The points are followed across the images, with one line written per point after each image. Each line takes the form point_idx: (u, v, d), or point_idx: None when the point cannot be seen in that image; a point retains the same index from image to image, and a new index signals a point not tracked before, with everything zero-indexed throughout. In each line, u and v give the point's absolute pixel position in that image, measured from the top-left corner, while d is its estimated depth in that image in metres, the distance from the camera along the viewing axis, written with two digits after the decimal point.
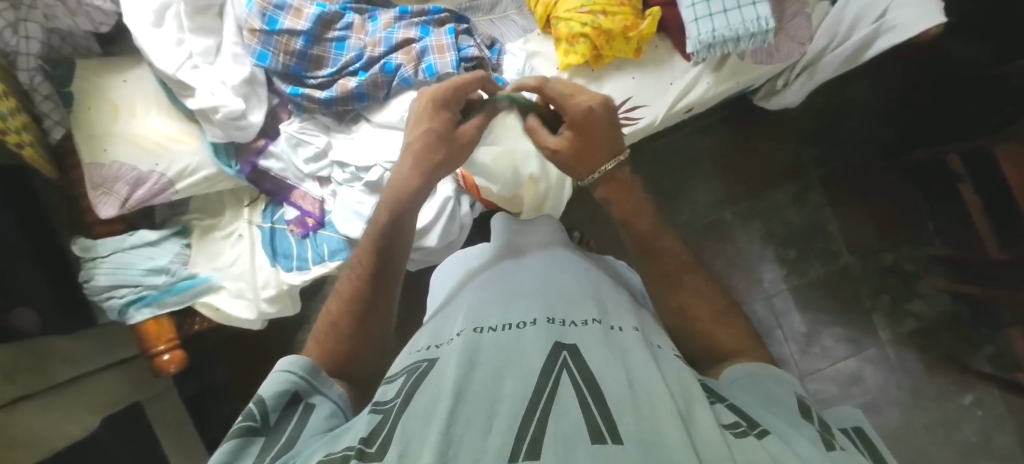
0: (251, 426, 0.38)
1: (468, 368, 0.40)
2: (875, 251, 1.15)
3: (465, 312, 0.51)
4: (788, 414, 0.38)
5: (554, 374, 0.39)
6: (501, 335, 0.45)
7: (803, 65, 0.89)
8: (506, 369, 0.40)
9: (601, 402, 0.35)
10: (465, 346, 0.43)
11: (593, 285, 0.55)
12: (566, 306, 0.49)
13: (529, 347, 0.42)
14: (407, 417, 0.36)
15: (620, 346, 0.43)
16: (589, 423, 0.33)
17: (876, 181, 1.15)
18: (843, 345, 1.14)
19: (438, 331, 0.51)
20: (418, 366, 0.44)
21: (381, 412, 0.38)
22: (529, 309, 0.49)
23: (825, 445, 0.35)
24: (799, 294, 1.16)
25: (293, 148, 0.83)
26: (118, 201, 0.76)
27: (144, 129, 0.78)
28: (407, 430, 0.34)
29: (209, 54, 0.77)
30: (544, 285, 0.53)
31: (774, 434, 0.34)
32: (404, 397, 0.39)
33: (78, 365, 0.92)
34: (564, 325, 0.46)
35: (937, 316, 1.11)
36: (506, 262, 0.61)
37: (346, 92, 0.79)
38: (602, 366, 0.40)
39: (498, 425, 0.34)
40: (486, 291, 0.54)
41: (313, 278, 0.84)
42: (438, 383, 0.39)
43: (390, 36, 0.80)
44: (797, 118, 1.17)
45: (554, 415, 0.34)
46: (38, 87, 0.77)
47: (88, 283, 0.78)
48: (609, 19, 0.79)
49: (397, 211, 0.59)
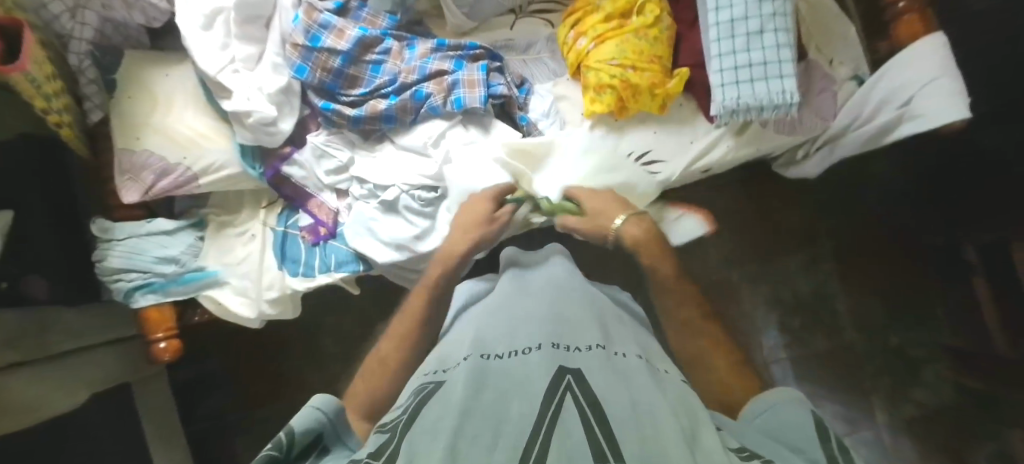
0: (273, 455, 0.39)
1: (473, 390, 0.41)
2: (881, 332, 1.14)
3: (472, 338, 0.52)
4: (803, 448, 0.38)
5: (559, 395, 0.40)
6: (507, 361, 0.46)
7: (825, 139, 0.90)
8: (512, 391, 0.41)
9: (603, 422, 0.36)
10: (470, 370, 0.44)
11: (598, 311, 0.56)
12: (570, 331, 0.51)
13: (532, 372, 0.44)
14: (412, 438, 0.37)
15: (623, 371, 0.44)
16: (593, 443, 0.34)
17: (886, 261, 1.15)
18: (839, 422, 1.11)
19: (445, 354, 0.52)
20: (425, 387, 0.46)
21: (386, 431, 0.41)
22: (534, 335, 0.50)
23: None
24: (798, 364, 1.14)
25: (317, 159, 0.85)
26: (142, 188, 0.78)
27: (178, 123, 0.81)
28: (413, 448, 0.36)
29: (251, 61, 0.80)
30: (552, 311, 0.54)
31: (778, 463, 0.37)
32: (411, 414, 0.41)
33: (78, 339, 0.92)
34: (568, 351, 0.47)
35: (941, 405, 1.09)
36: (513, 286, 0.62)
37: (375, 112, 0.81)
38: (605, 388, 0.41)
39: (503, 443, 0.36)
40: (493, 318, 0.55)
41: (317, 286, 0.86)
42: (444, 403, 0.40)
43: (424, 65, 0.82)
44: (814, 189, 1.18)
45: (558, 434, 0.35)
46: (85, 71, 0.81)
47: (99, 263, 0.79)
48: (637, 74, 0.81)
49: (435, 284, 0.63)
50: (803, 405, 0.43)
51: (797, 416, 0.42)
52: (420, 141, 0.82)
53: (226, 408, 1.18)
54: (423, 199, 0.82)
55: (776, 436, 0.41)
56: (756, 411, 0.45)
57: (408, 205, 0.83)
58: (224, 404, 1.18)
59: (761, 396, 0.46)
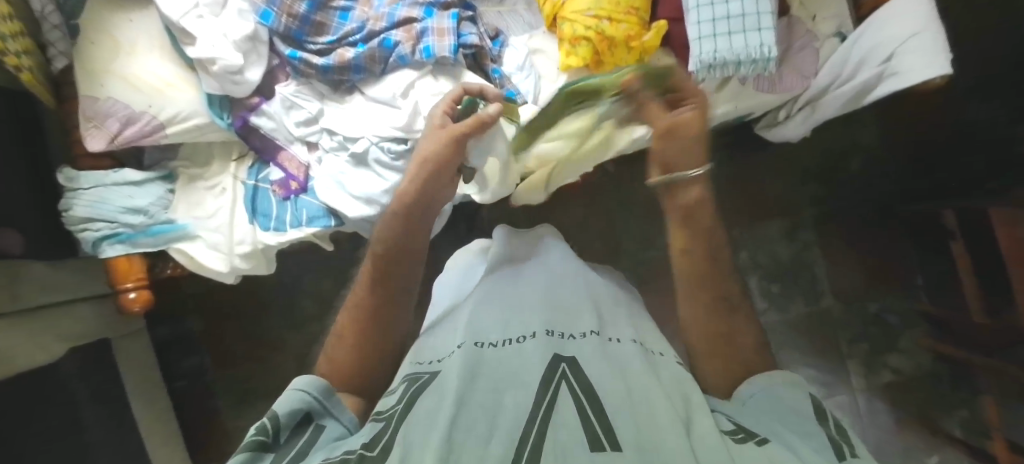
0: (263, 441, 0.39)
1: (469, 379, 0.40)
2: (860, 299, 1.15)
3: (467, 322, 0.51)
4: (801, 422, 0.40)
5: (554, 384, 0.39)
6: (502, 349, 0.45)
7: (806, 100, 0.89)
8: (507, 381, 0.41)
9: (599, 412, 0.36)
10: (465, 359, 0.43)
11: (591, 297, 0.56)
12: (563, 317, 0.51)
13: (527, 360, 0.43)
14: (409, 426, 0.36)
15: (618, 360, 0.44)
16: (588, 432, 0.34)
17: (866, 229, 1.15)
18: (816, 388, 1.13)
19: (440, 344, 0.51)
20: (419, 376, 0.45)
21: (383, 421, 0.39)
22: (529, 323, 0.49)
23: (835, 453, 0.36)
24: (776, 330, 1.15)
25: (286, 110, 0.83)
26: (107, 136, 0.77)
27: (143, 71, 0.80)
28: (408, 439, 0.35)
29: (216, 6, 0.77)
30: (545, 296, 0.54)
31: (774, 442, 0.36)
32: (406, 404, 0.40)
33: (53, 293, 0.93)
34: (563, 338, 0.47)
35: (915, 373, 1.12)
36: (505, 274, 0.60)
37: (343, 62, 0.79)
38: (600, 377, 0.40)
39: (500, 432, 0.35)
40: (487, 303, 0.54)
41: (289, 241, 0.86)
42: (438, 393, 0.39)
43: (393, 12, 0.80)
44: (801, 155, 1.16)
45: (554, 423, 0.35)
46: (48, 16, 0.78)
47: (66, 213, 0.79)
48: (613, 26, 0.79)
49: (387, 243, 0.55)
50: (797, 387, 0.45)
51: (795, 399, 0.43)
52: (389, 92, 0.80)
53: (207, 366, 1.19)
54: (393, 152, 0.80)
55: (774, 412, 0.42)
56: (760, 394, 0.45)
57: (378, 158, 0.81)
58: (205, 362, 1.19)
59: (761, 382, 0.46)
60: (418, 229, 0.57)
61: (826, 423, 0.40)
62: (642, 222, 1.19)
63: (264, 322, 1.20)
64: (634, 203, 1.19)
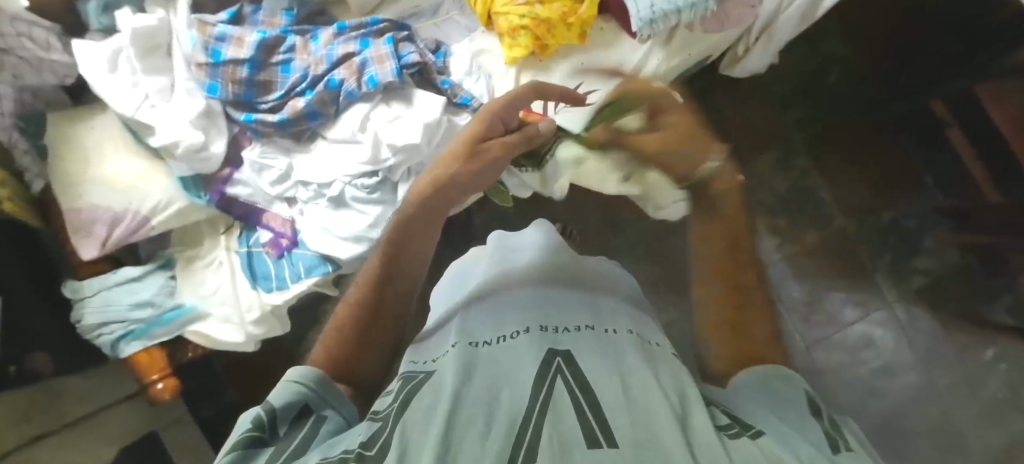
0: (256, 437, 0.36)
1: (464, 376, 0.40)
2: (871, 210, 1.12)
3: (459, 327, 0.51)
4: (798, 416, 0.37)
5: (549, 379, 0.39)
6: (496, 346, 0.46)
7: (759, 29, 0.87)
8: (502, 377, 0.41)
9: (595, 407, 0.36)
10: (460, 357, 0.44)
11: (584, 295, 0.56)
12: (557, 313, 0.51)
13: (520, 356, 0.43)
14: (404, 424, 0.36)
15: (613, 352, 0.44)
16: (585, 430, 0.33)
17: (859, 140, 1.13)
18: (850, 311, 1.11)
19: (436, 344, 0.52)
20: (415, 376, 0.45)
21: (378, 419, 0.38)
22: (521, 320, 0.50)
23: (833, 447, 0.33)
24: (795, 262, 1.13)
25: (257, 173, 0.85)
26: (98, 242, 0.80)
27: (115, 171, 0.82)
28: (404, 436, 0.34)
29: (166, 92, 0.80)
30: (541, 297, 0.54)
31: (769, 435, 0.34)
32: (400, 403, 0.39)
33: (88, 401, 1.00)
34: (556, 332, 0.47)
35: (946, 271, 1.09)
36: (503, 275, 0.61)
37: (297, 112, 0.80)
38: (594, 371, 0.40)
39: (495, 430, 0.34)
40: (482, 307, 0.55)
41: (293, 296, 0.88)
42: (434, 391, 0.39)
43: (331, 53, 0.81)
44: (772, 83, 1.15)
45: (549, 421, 0.34)
46: (17, 143, 0.81)
47: (79, 323, 0.82)
48: (547, 8, 0.79)
49: (407, 229, 0.55)
50: (794, 382, 0.40)
51: (792, 394, 0.39)
52: (347, 130, 0.81)
53: None
54: (366, 186, 0.81)
55: (767, 404, 0.38)
56: (752, 384, 0.41)
57: (355, 195, 0.82)
58: None
59: (755, 374, 0.41)
60: (434, 228, 0.58)
61: (823, 418, 0.37)
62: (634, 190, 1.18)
63: None
64: None
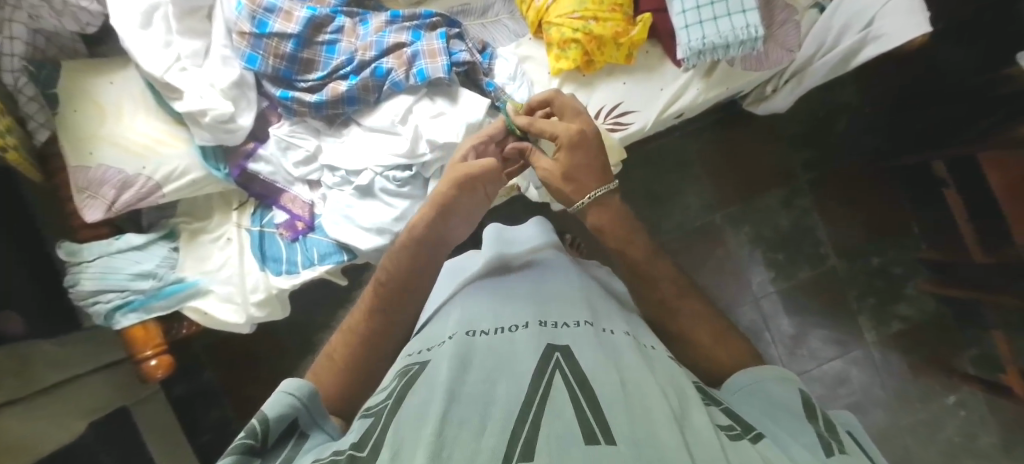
0: (250, 445, 0.38)
1: (459, 371, 0.40)
2: (862, 255, 1.18)
3: (458, 317, 0.51)
4: (791, 420, 0.40)
5: (547, 375, 0.39)
6: (494, 337, 0.46)
7: (791, 72, 0.89)
8: (498, 372, 0.41)
9: (593, 403, 0.36)
10: (456, 348, 0.44)
11: (584, 287, 0.56)
12: (555, 308, 0.51)
13: (519, 350, 0.44)
14: (399, 423, 0.36)
15: (612, 350, 0.44)
16: (582, 424, 0.34)
17: (862, 187, 1.19)
18: (831, 347, 1.17)
19: (429, 334, 0.52)
20: (410, 368, 0.45)
21: (371, 416, 0.39)
22: (521, 314, 0.50)
23: (824, 450, 0.37)
24: (786, 296, 1.19)
25: (283, 151, 0.83)
26: (104, 205, 0.75)
27: (130, 132, 0.77)
28: (400, 435, 0.35)
29: (198, 57, 0.76)
30: (539, 293, 0.54)
31: (767, 438, 0.37)
32: (396, 397, 0.40)
33: (65, 369, 0.87)
34: (555, 327, 0.47)
35: (923, 318, 1.15)
36: (499, 271, 0.61)
37: (336, 95, 0.79)
38: (592, 367, 0.40)
39: (491, 427, 0.34)
40: (477, 298, 0.55)
41: (303, 282, 0.85)
42: (430, 384, 0.40)
43: (381, 40, 0.80)
44: (789, 121, 1.21)
45: (547, 415, 0.35)
46: (23, 88, 0.75)
47: (73, 289, 0.77)
48: (600, 25, 0.79)
49: (397, 274, 0.59)
50: (790, 382, 0.45)
51: (787, 396, 0.43)
52: (387, 119, 0.80)
53: (229, 416, 1.16)
54: (398, 179, 0.80)
55: (767, 411, 0.42)
56: (746, 392, 0.46)
57: (385, 187, 0.81)
58: (228, 414, 1.16)
59: (749, 375, 0.47)
60: (425, 264, 0.60)
61: (816, 420, 0.41)
62: (645, 210, 1.22)
63: (282, 366, 1.18)
64: (634, 193, 1.22)
